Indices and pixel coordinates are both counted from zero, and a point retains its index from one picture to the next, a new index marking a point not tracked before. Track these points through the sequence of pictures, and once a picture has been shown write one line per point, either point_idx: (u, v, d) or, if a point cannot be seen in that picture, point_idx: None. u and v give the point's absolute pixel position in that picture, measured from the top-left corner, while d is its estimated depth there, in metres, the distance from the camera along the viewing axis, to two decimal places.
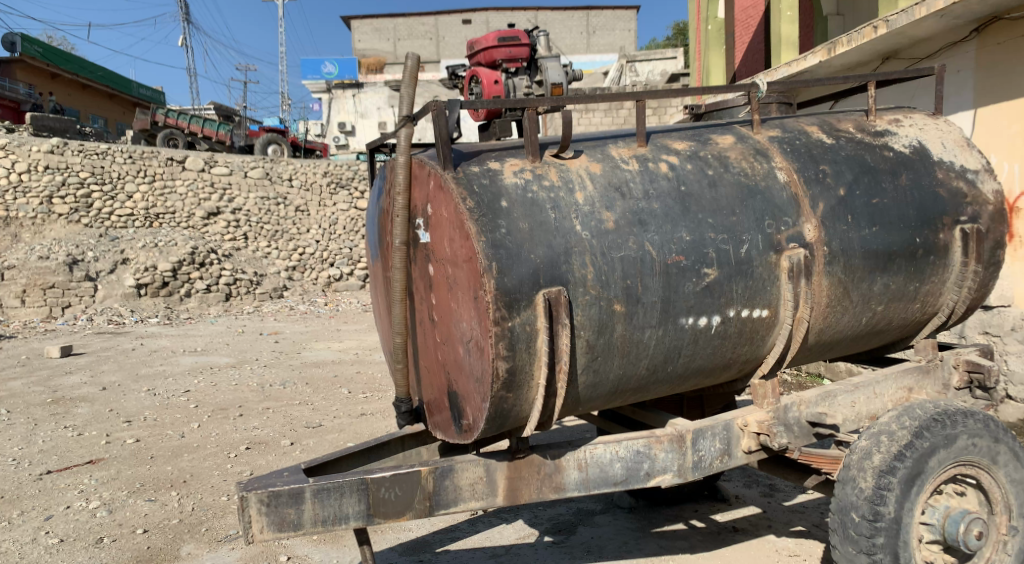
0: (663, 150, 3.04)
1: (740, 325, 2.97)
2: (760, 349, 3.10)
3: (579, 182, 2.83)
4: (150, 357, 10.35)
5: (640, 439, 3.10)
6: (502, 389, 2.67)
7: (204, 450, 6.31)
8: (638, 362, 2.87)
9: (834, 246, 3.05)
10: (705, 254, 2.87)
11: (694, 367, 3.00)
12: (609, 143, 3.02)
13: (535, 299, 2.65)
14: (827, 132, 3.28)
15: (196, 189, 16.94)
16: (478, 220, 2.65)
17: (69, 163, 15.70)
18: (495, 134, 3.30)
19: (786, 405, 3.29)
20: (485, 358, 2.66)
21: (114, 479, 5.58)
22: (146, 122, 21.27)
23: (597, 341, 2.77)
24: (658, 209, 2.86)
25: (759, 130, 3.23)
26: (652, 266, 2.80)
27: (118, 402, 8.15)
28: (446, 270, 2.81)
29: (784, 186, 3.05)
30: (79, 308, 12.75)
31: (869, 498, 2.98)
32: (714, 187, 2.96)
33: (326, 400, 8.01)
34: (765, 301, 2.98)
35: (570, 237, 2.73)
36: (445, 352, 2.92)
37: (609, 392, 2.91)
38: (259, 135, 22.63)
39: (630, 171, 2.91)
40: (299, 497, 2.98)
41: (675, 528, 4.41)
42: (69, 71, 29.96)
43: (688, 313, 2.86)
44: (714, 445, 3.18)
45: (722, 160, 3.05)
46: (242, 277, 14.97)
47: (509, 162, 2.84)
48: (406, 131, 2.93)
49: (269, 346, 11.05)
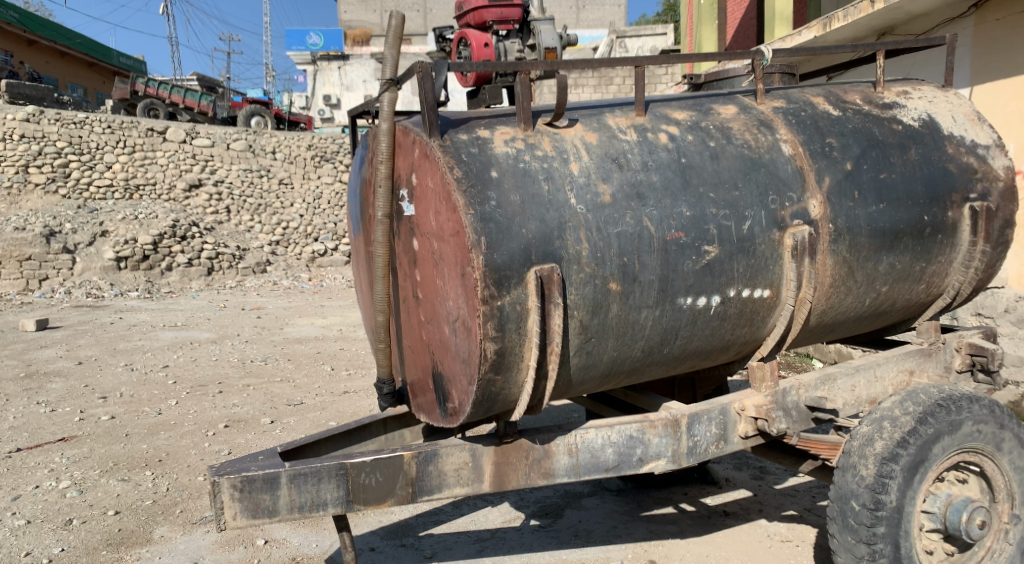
0: (663, 120, 2.87)
1: (740, 306, 2.83)
2: (760, 331, 2.96)
3: (574, 152, 2.66)
4: (129, 332, 10.13)
5: (633, 423, 2.95)
6: (491, 371, 2.52)
7: (182, 428, 6.14)
8: (634, 344, 2.72)
9: (840, 223, 2.91)
10: (706, 231, 2.72)
11: (692, 349, 2.86)
12: (606, 112, 2.85)
13: (527, 277, 2.49)
14: (833, 103, 3.13)
15: (177, 161, 16.64)
16: (466, 191, 2.48)
17: (45, 132, 15.46)
18: (485, 102, 3.13)
19: (785, 389, 3.13)
20: (473, 339, 2.50)
21: (86, 458, 5.40)
22: (125, 92, 20.88)
23: (591, 322, 2.61)
24: (658, 181, 2.70)
25: (763, 100, 3.08)
26: (651, 243, 2.64)
27: (94, 378, 7.95)
28: (432, 244, 2.64)
29: (789, 159, 2.89)
30: (56, 281, 12.46)
31: (870, 486, 2.84)
32: (716, 159, 2.80)
33: (308, 377, 7.85)
34: (766, 280, 2.83)
35: (564, 210, 2.57)
36: (431, 332, 2.76)
37: (602, 375, 2.76)
38: (243, 107, 22.29)
39: (627, 141, 2.75)
40: (274, 482, 2.83)
41: (665, 511, 4.30)
42: (47, 38, 29.46)
43: (687, 293, 2.71)
44: (710, 430, 3.03)
45: (725, 131, 2.89)
46: (225, 251, 14.67)
47: (499, 130, 2.67)
48: (390, 95, 2.76)
49: (252, 321, 10.86)
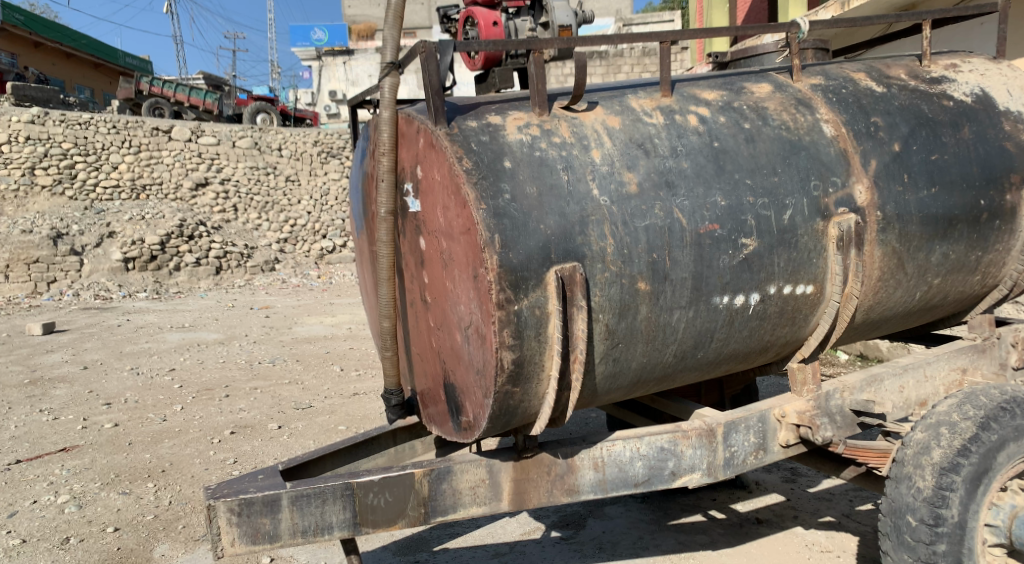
0: (692, 101, 2.61)
1: (782, 303, 2.56)
2: (802, 330, 2.71)
3: (595, 138, 2.40)
4: (136, 334, 9.94)
5: (665, 434, 2.69)
6: (508, 383, 2.27)
7: (186, 435, 5.93)
8: (665, 349, 2.46)
9: (889, 210, 2.63)
10: (743, 222, 2.45)
11: (728, 352, 2.60)
12: (628, 94, 2.60)
13: (546, 277, 2.23)
14: (876, 79, 2.85)
15: (183, 160, 16.45)
16: (477, 183, 2.23)
17: (50, 133, 15.33)
18: (495, 86, 2.86)
19: (828, 393, 2.87)
20: (488, 348, 2.25)
21: (87, 470, 5.19)
22: (130, 91, 20.71)
23: (619, 326, 2.36)
24: (688, 168, 2.44)
25: (800, 78, 2.80)
26: (682, 237, 2.38)
27: (99, 383, 7.75)
28: (440, 244, 2.39)
29: (831, 141, 2.62)
30: (64, 283, 12.29)
31: (927, 499, 2.59)
32: (752, 143, 2.54)
33: (317, 379, 7.62)
34: (809, 275, 2.57)
35: (586, 202, 2.31)
36: (442, 339, 2.52)
37: (630, 383, 2.51)
38: (249, 104, 22.11)
39: (653, 125, 2.49)
40: (274, 505, 2.59)
41: (694, 520, 4.04)
42: (52, 39, 29.39)
43: (723, 291, 2.45)
44: (747, 440, 2.77)
45: (760, 112, 2.62)
46: (233, 249, 14.44)
47: (512, 116, 2.41)
48: (392, 80, 2.53)
49: (260, 321, 10.64)
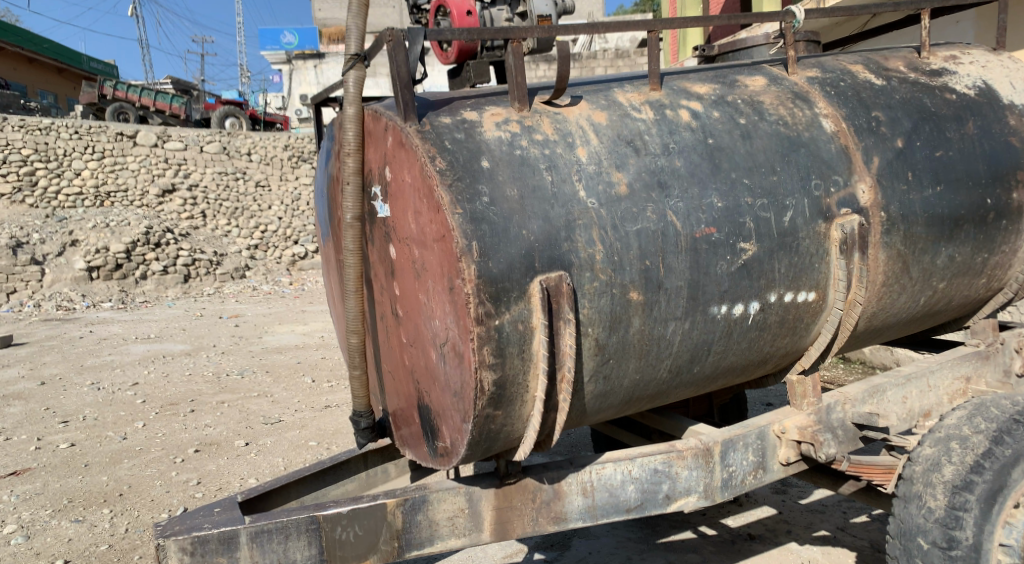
0: (683, 95, 2.42)
1: (782, 313, 2.38)
2: (803, 340, 2.52)
3: (581, 135, 2.20)
4: (98, 347, 9.57)
5: (658, 455, 2.49)
6: (489, 406, 2.06)
7: (147, 455, 5.64)
8: (659, 364, 2.26)
9: (894, 211, 2.45)
10: (741, 224, 2.26)
11: (725, 365, 2.41)
12: (614, 88, 2.40)
13: (530, 288, 2.02)
14: (875, 71, 2.67)
15: (149, 166, 16.05)
16: (451, 185, 2.01)
17: (10, 140, 14.89)
18: (470, 80, 2.64)
19: (829, 406, 2.68)
20: (466, 367, 2.04)
21: (38, 496, 4.90)
22: (93, 96, 20.24)
23: (609, 340, 2.15)
24: (682, 167, 2.24)
25: (795, 70, 2.62)
26: (676, 242, 2.18)
27: (57, 400, 7.41)
28: (411, 252, 2.18)
29: (832, 137, 2.44)
30: (25, 293, 11.88)
31: (939, 520, 2.42)
32: (748, 139, 2.35)
33: (287, 391, 7.35)
34: (812, 281, 2.39)
35: (572, 204, 2.10)
36: (415, 356, 2.31)
37: (621, 402, 2.30)
38: (217, 108, 21.70)
39: (643, 120, 2.29)
40: (232, 543, 2.36)
41: (684, 537, 3.85)
42: (15, 44, 28.81)
43: (721, 300, 2.26)
44: (746, 459, 2.58)
45: (755, 107, 2.44)
46: (202, 257, 14.07)
47: (489, 112, 2.20)
48: (357, 73, 2.32)
49: (229, 331, 10.32)
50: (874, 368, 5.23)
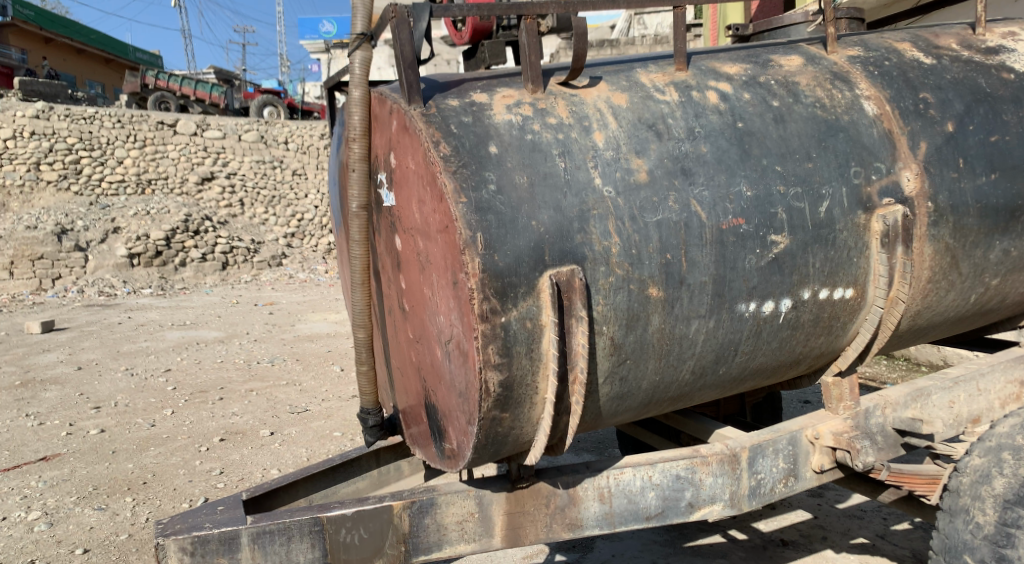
0: (711, 75, 2.24)
1: (817, 310, 2.20)
2: (840, 340, 2.34)
3: (598, 118, 2.05)
4: (135, 333, 9.64)
5: (680, 461, 2.34)
6: (495, 409, 1.92)
7: (173, 443, 5.60)
8: (681, 365, 2.10)
9: (942, 201, 2.26)
10: (772, 215, 2.09)
11: (754, 366, 2.25)
12: (637, 68, 2.24)
13: (539, 283, 1.88)
14: (924, 49, 2.47)
15: (188, 154, 16.16)
16: (456, 171, 1.87)
17: (55, 128, 15.09)
18: (484, 61, 2.50)
19: (868, 410, 2.49)
20: (471, 367, 1.90)
21: (64, 482, 4.87)
22: (136, 85, 20.47)
23: (626, 340, 1.99)
24: (708, 153, 2.08)
25: (835, 49, 2.43)
26: (701, 234, 2.02)
27: (91, 385, 7.44)
28: (416, 243, 2.05)
29: (874, 121, 2.25)
30: (69, 279, 12.03)
31: (988, 537, 2.21)
32: (782, 123, 2.17)
33: (316, 380, 7.30)
34: (849, 277, 2.20)
35: (587, 193, 1.95)
36: (422, 353, 2.18)
37: (640, 404, 2.15)
38: (257, 97, 21.83)
39: (666, 103, 2.13)
40: (233, 543, 2.25)
41: (713, 541, 3.69)
42: (62, 34, 29.33)
43: (749, 297, 2.09)
44: (776, 466, 2.40)
45: (790, 88, 2.26)
46: (239, 244, 14.13)
47: (500, 94, 2.06)
48: (363, 54, 2.18)
49: (263, 318, 10.34)
50: (919, 365, 5.01)
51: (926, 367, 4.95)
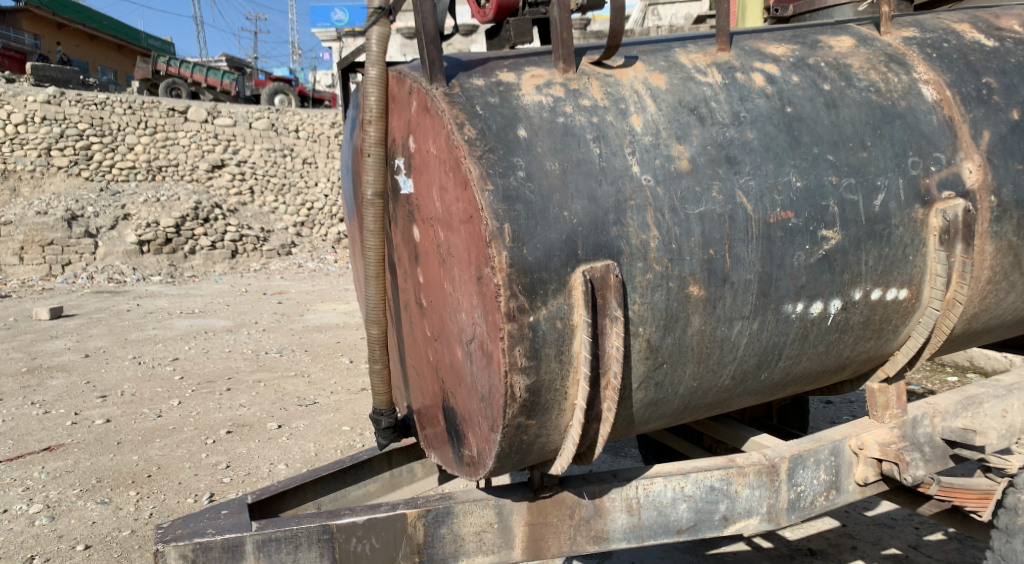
0: (756, 56, 2.07)
1: (868, 312, 2.04)
2: (889, 344, 2.18)
3: (636, 101, 1.88)
4: (143, 320, 9.52)
5: (715, 471, 2.17)
6: (521, 415, 1.76)
7: (179, 435, 5.47)
8: (721, 370, 1.94)
9: (1005, 195, 2.09)
10: (824, 209, 1.92)
11: (798, 372, 2.08)
12: (676, 48, 2.08)
13: (571, 279, 1.72)
14: (984, 31, 2.30)
15: (199, 141, 16.03)
16: (482, 156, 1.71)
17: (65, 113, 14.99)
18: (510, 40, 2.33)
19: (916, 419, 2.33)
20: (495, 370, 1.74)
21: (68, 473, 4.74)
22: (147, 71, 20.34)
23: (663, 343, 1.83)
24: (755, 139, 1.91)
25: (889, 30, 2.25)
26: (747, 228, 1.85)
27: (98, 373, 7.32)
28: (436, 234, 1.89)
29: (933, 107, 2.08)
30: (79, 265, 11.93)
31: None
32: (834, 109, 2.00)
33: (324, 372, 7.17)
34: (904, 277, 2.04)
35: (623, 182, 1.78)
36: (440, 352, 2.03)
37: (676, 412, 1.99)
38: (268, 84, 21.67)
39: (709, 85, 1.96)
40: (236, 551, 2.10)
41: (736, 549, 3.53)
42: (74, 20, 29.27)
43: (796, 297, 1.93)
44: (817, 478, 2.23)
45: (842, 71, 2.08)
46: (249, 233, 13.99)
47: (528, 73, 1.89)
48: (381, 30, 2.02)
49: (271, 307, 10.21)
50: (942, 365, 5.04)
51: (949, 367, 4.96)
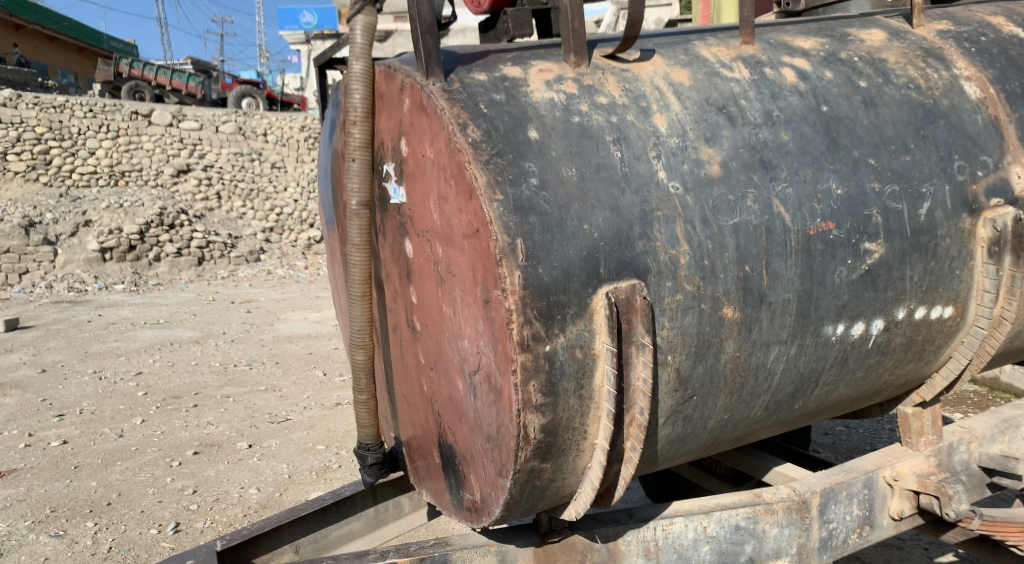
0: (784, 49, 1.87)
1: (911, 332, 1.85)
2: (928, 366, 1.99)
3: (658, 98, 1.66)
4: (105, 332, 9.14)
5: (741, 509, 1.94)
6: (535, 459, 1.54)
7: (142, 456, 5.16)
8: (755, 401, 1.73)
9: None
10: (866, 219, 1.73)
11: (833, 399, 1.88)
12: (695, 40, 1.87)
13: (592, 302, 1.51)
14: (1021, 25, 2.12)
15: (163, 146, 15.61)
16: (489, 161, 1.48)
17: (23, 117, 14.50)
18: (507, 32, 2.10)
19: (952, 446, 2.14)
20: (505, 408, 1.52)
21: (20, 502, 4.42)
22: (109, 74, 19.84)
23: (693, 372, 1.62)
24: (790, 142, 1.71)
25: (921, 22, 2.06)
26: (785, 242, 1.65)
27: (55, 390, 6.95)
28: (434, 249, 1.66)
29: (977, 106, 1.90)
30: (38, 274, 11.49)
31: None
32: (872, 108, 1.81)
33: (297, 385, 6.87)
34: (949, 294, 1.85)
35: (649, 190, 1.57)
36: (437, 383, 1.80)
37: (702, 446, 1.78)
38: (235, 87, 21.23)
39: (736, 80, 1.75)
40: None
41: None
42: (34, 22, 28.57)
43: (837, 318, 1.73)
44: (850, 513, 2.03)
45: (877, 66, 1.89)
46: (216, 239, 13.57)
47: (536, 67, 1.67)
48: (367, 19, 1.79)
49: (240, 317, 9.86)
50: None
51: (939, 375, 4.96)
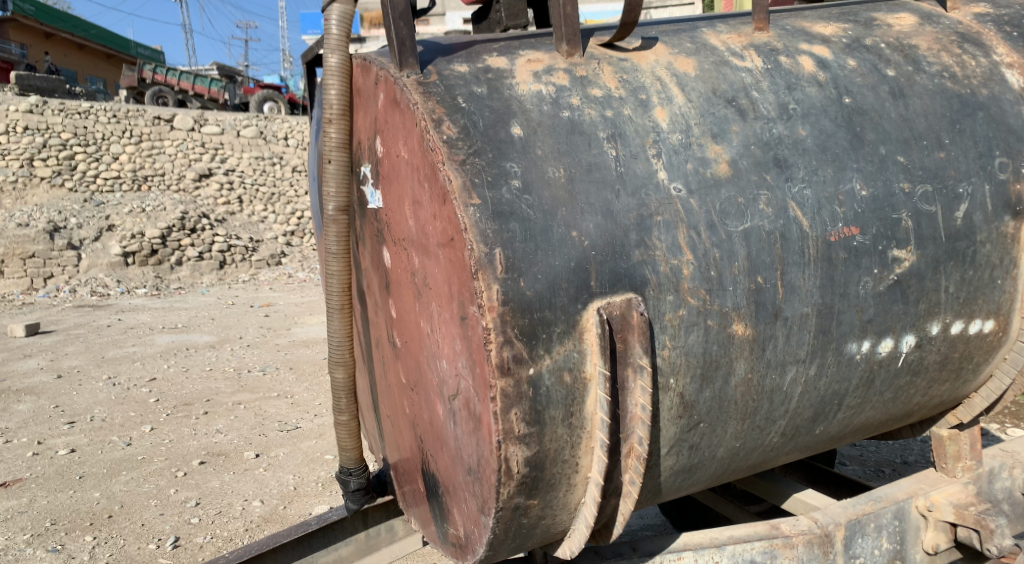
0: (802, 36, 1.68)
1: (946, 349, 1.66)
2: (965, 386, 1.80)
3: (659, 90, 1.49)
4: (123, 336, 9.09)
5: (756, 542, 1.74)
6: (519, 495, 1.37)
7: (148, 466, 5.05)
8: (770, 426, 1.55)
9: None
10: (895, 223, 1.54)
11: (859, 423, 1.70)
12: (703, 27, 1.69)
13: (582, 319, 1.33)
14: None
15: (185, 150, 15.62)
16: (465, 161, 1.32)
17: (48, 123, 14.58)
18: (499, 21, 1.95)
19: (993, 471, 1.95)
20: (485, 438, 1.35)
21: (21, 514, 4.33)
22: (133, 79, 19.94)
23: (699, 397, 1.44)
24: (808, 137, 1.53)
25: (957, 5, 1.87)
26: (802, 249, 1.47)
27: (68, 397, 6.88)
28: (411, 259, 1.49)
29: (1019, 97, 1.70)
30: (61, 278, 11.50)
31: None
32: (901, 98, 1.62)
33: (310, 392, 6.74)
34: (989, 306, 1.66)
35: (647, 192, 1.40)
36: (418, 405, 1.63)
37: (712, 476, 1.60)
38: (258, 92, 21.25)
39: (748, 70, 1.57)
40: None
41: None
42: (62, 30, 28.87)
43: (861, 334, 1.54)
44: (879, 546, 1.83)
45: (907, 53, 1.70)
46: (237, 243, 13.53)
47: (523, 57, 1.50)
48: (342, 7, 1.63)
49: (257, 321, 9.77)
50: None
51: None
